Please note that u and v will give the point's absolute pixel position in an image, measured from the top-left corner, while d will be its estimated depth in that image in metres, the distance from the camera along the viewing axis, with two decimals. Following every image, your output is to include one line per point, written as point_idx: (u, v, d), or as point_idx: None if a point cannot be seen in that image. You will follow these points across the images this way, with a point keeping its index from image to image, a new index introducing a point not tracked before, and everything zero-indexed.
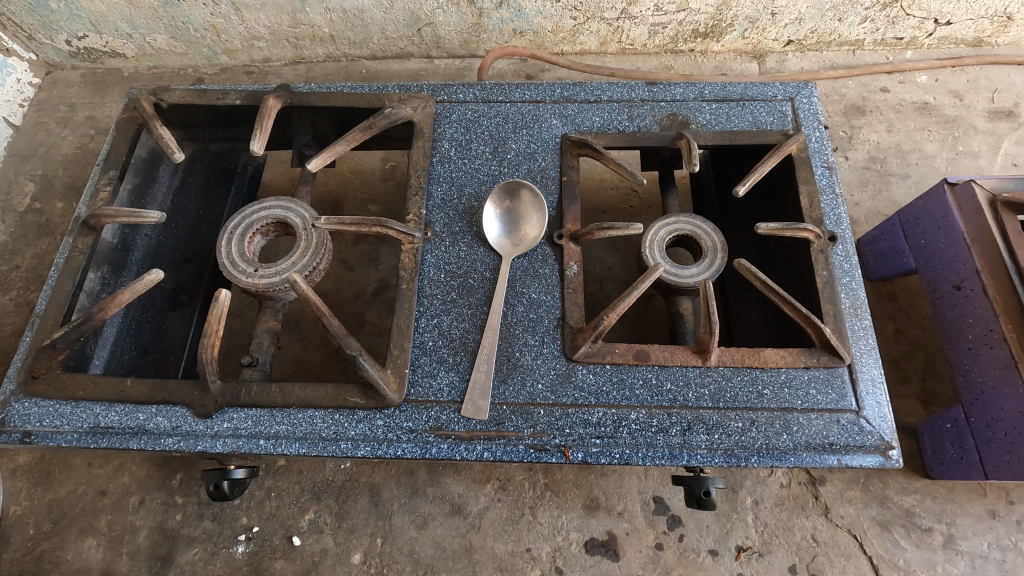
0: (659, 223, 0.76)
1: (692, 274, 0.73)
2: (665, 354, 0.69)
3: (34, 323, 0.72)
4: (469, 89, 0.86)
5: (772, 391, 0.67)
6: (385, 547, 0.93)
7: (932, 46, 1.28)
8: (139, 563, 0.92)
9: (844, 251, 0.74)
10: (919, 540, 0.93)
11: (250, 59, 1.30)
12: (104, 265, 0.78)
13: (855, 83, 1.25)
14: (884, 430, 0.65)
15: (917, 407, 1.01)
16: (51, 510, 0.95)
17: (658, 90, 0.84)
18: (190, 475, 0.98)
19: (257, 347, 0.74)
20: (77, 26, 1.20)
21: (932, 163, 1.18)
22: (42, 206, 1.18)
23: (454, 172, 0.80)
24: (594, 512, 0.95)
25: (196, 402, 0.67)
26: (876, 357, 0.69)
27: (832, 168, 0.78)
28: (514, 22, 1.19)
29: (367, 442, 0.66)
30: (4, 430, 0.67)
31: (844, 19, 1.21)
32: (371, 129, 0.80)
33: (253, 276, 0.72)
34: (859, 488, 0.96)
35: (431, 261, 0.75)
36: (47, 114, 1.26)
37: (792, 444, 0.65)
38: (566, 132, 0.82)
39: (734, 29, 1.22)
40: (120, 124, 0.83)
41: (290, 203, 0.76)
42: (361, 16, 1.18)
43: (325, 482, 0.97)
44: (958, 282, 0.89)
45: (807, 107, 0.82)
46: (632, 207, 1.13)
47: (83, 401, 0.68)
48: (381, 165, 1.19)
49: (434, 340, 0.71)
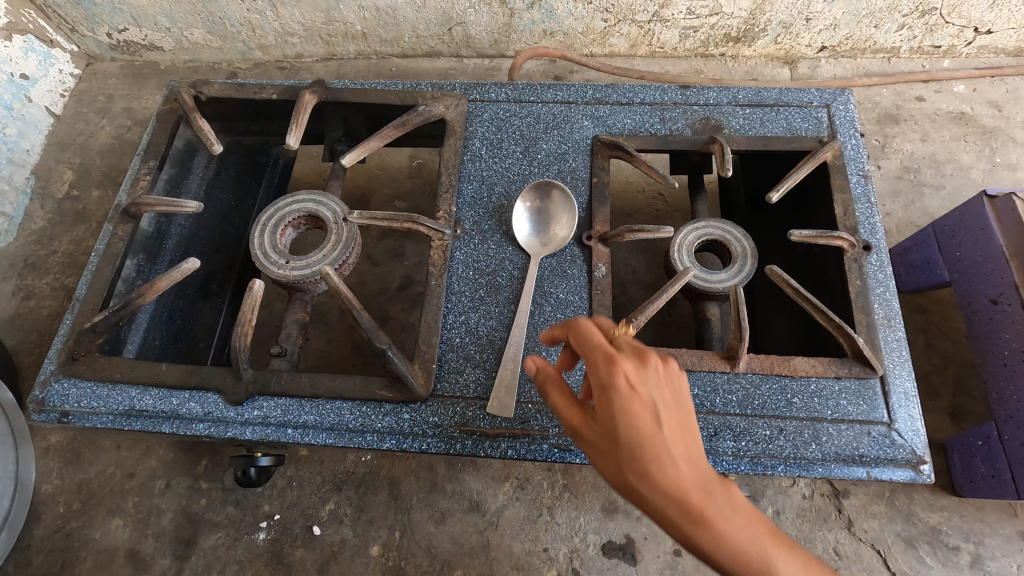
0: (689, 227, 0.76)
1: (721, 279, 0.72)
2: (694, 359, 0.68)
3: (75, 306, 0.74)
4: (501, 88, 0.86)
5: (801, 400, 0.66)
6: (404, 540, 0.94)
7: (970, 55, 1.25)
8: (164, 545, 0.94)
9: (879, 260, 0.72)
10: (945, 558, 0.91)
11: (283, 55, 1.32)
12: (141, 252, 0.80)
13: (889, 91, 1.23)
14: (916, 444, 0.64)
15: (946, 423, 0.99)
16: (81, 489, 0.98)
17: (691, 94, 0.83)
18: (215, 461, 1.00)
19: (286, 337, 0.74)
20: (118, 19, 1.23)
21: (967, 174, 1.16)
22: (80, 193, 1.21)
23: (485, 171, 0.81)
24: (612, 515, 0.95)
25: (228, 388, 0.69)
26: (909, 370, 0.67)
27: (867, 176, 0.77)
28: (545, 22, 1.19)
29: (393, 435, 0.67)
30: (45, 408, 0.70)
31: (880, 26, 1.18)
32: (404, 126, 0.81)
33: (284, 267, 0.73)
34: (884, 502, 0.94)
35: (460, 258, 0.76)
36: (87, 105, 1.29)
37: (820, 454, 0.64)
38: (597, 133, 0.82)
39: (767, 34, 1.21)
40: (161, 116, 0.85)
41: (322, 197, 0.77)
42: (394, 15, 1.19)
43: (346, 473, 0.99)
44: (994, 295, 0.87)
45: (842, 114, 0.81)
46: (658, 210, 1.12)
47: (120, 383, 0.70)
48: (408, 162, 1.21)
49: (462, 337, 0.72)
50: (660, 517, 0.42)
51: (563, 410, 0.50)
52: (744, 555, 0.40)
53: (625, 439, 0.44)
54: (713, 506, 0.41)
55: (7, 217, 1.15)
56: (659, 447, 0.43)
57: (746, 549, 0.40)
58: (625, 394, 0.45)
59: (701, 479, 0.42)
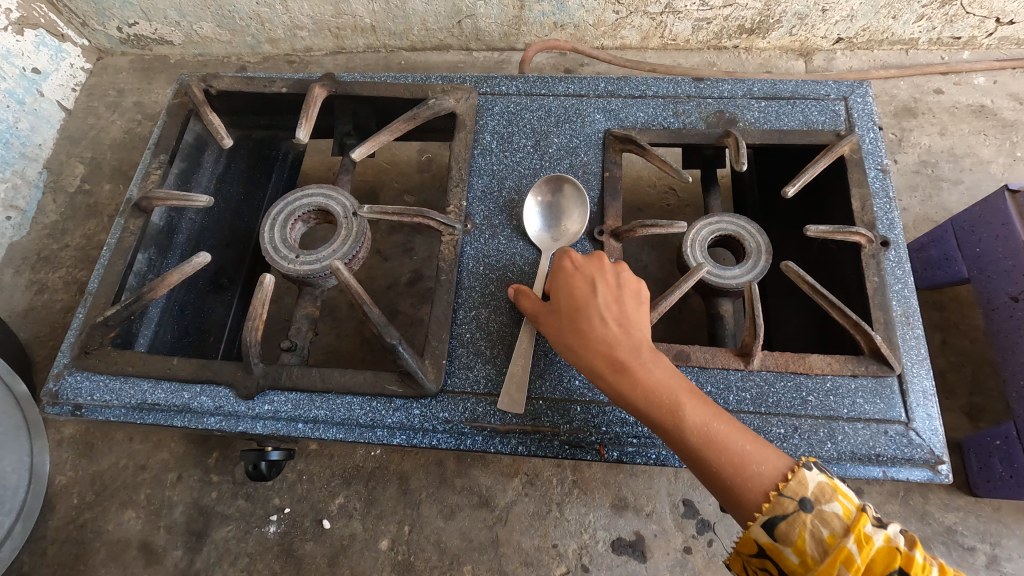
0: (702, 222, 0.75)
1: (735, 275, 0.71)
2: (707, 356, 0.68)
3: (87, 300, 0.75)
4: (512, 81, 0.85)
5: (816, 398, 0.65)
6: (413, 535, 0.94)
7: (991, 47, 1.23)
8: (176, 537, 0.95)
9: (897, 256, 0.71)
10: (961, 559, 0.89)
11: (292, 48, 1.32)
12: (151, 246, 0.80)
13: (907, 83, 1.21)
14: (934, 444, 0.63)
15: (962, 422, 0.97)
16: (94, 481, 0.99)
17: (706, 86, 0.82)
18: (226, 454, 1.00)
19: (297, 332, 0.74)
20: (128, 13, 1.23)
21: (987, 169, 1.13)
22: (91, 187, 1.22)
23: (495, 165, 0.80)
24: (622, 512, 0.95)
25: (239, 382, 0.69)
26: (927, 368, 0.66)
27: (886, 170, 0.76)
28: (556, 15, 1.17)
29: (403, 431, 0.67)
30: (58, 401, 0.70)
31: (899, 17, 1.16)
32: (414, 119, 0.80)
33: (294, 262, 0.72)
34: (898, 502, 0.93)
35: (470, 253, 0.75)
36: (98, 99, 1.30)
37: (836, 453, 0.63)
38: (609, 127, 0.81)
39: (781, 26, 1.19)
40: (171, 110, 0.85)
41: (331, 191, 0.77)
42: (403, 7, 1.18)
43: (355, 467, 0.99)
44: (1016, 293, 0.86)
45: (860, 107, 0.79)
46: (669, 205, 1.11)
47: (132, 377, 0.70)
48: (417, 156, 1.20)
49: (472, 332, 0.71)
50: (594, 360, 0.60)
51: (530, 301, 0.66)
52: (655, 395, 0.57)
53: (573, 308, 0.63)
54: (636, 361, 0.59)
55: (20, 211, 1.16)
56: (592, 306, 0.63)
57: (654, 383, 0.57)
58: (574, 278, 0.65)
59: (628, 342, 0.61)
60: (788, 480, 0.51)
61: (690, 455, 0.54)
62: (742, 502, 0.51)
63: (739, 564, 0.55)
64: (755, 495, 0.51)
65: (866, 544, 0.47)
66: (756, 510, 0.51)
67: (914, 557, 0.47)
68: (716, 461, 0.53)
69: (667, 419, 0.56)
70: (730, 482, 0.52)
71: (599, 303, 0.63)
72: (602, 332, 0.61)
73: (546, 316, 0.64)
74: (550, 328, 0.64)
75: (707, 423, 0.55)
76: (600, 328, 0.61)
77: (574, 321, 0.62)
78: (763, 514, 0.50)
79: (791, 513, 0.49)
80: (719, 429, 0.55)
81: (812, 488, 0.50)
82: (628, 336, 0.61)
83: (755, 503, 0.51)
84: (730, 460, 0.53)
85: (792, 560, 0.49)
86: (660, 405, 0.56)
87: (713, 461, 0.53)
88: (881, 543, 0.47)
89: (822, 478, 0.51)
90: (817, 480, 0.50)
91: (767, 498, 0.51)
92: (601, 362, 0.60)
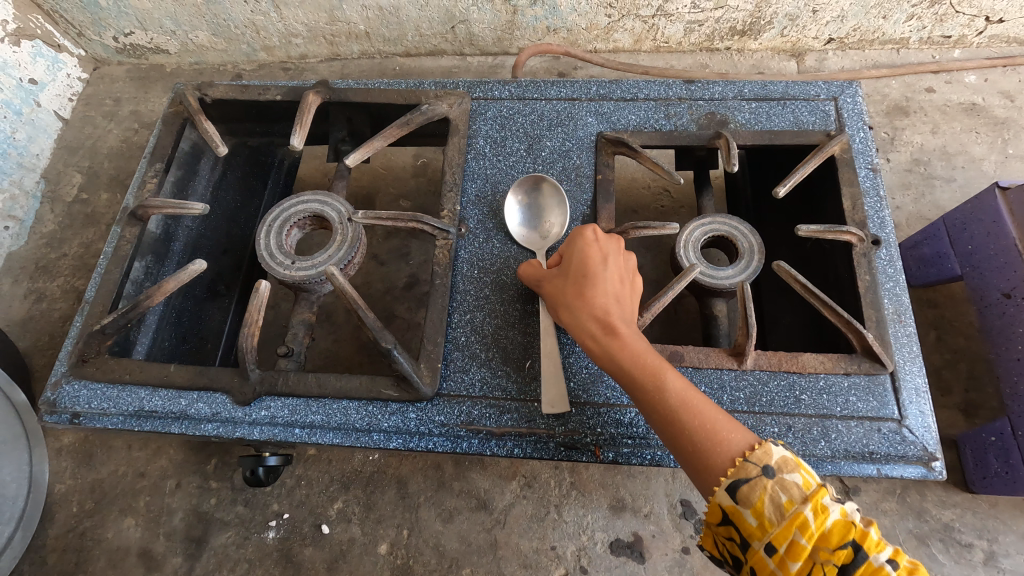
0: (695, 223, 0.75)
1: (728, 275, 0.72)
2: (700, 356, 0.68)
3: (84, 308, 0.75)
4: (505, 86, 0.86)
5: (809, 396, 0.65)
6: (412, 538, 0.94)
7: (981, 45, 1.23)
8: (175, 544, 0.95)
9: (888, 255, 0.71)
10: (958, 555, 0.90)
11: (287, 56, 1.32)
12: (148, 254, 0.80)
13: (898, 83, 1.22)
14: (927, 440, 0.63)
15: (958, 419, 0.98)
16: (93, 489, 0.99)
17: (696, 89, 0.83)
18: (225, 460, 1.01)
19: (293, 337, 0.74)
20: (124, 23, 1.24)
21: (979, 166, 1.14)
22: (88, 196, 1.22)
23: (488, 169, 0.81)
24: (620, 513, 0.95)
25: (236, 389, 0.69)
26: (919, 366, 0.67)
27: (876, 169, 0.76)
28: (549, 19, 1.18)
29: (399, 434, 0.67)
30: (56, 410, 0.71)
31: (889, 17, 1.16)
32: (408, 125, 0.81)
33: (289, 268, 0.73)
34: (895, 499, 0.94)
35: (465, 257, 0.76)
36: (94, 109, 1.30)
37: (829, 451, 0.63)
38: (602, 130, 0.82)
39: (773, 27, 1.20)
40: (167, 119, 0.86)
41: (327, 198, 0.77)
42: (397, 14, 1.19)
43: (354, 472, 0.99)
44: (1008, 290, 0.86)
45: (851, 107, 0.80)
46: (663, 207, 1.11)
47: (129, 384, 0.71)
48: (413, 161, 1.21)
49: (467, 336, 0.72)
50: (588, 323, 0.62)
51: (537, 266, 0.69)
52: (641, 360, 0.59)
53: (580, 273, 0.65)
54: (627, 330, 0.61)
55: (18, 221, 1.17)
56: (598, 275, 0.64)
57: (643, 351, 0.59)
58: (589, 246, 0.67)
59: (623, 314, 0.63)
60: (755, 453, 0.51)
61: (664, 418, 0.55)
62: (709, 466, 0.52)
63: (710, 542, 0.54)
64: (724, 460, 0.52)
65: (823, 513, 0.46)
66: (721, 476, 0.51)
67: (869, 532, 0.46)
68: (689, 425, 0.54)
69: (650, 382, 0.57)
70: (699, 446, 0.53)
71: (602, 273, 0.64)
72: (600, 299, 0.63)
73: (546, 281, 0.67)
74: (548, 292, 0.66)
75: (688, 393, 0.56)
76: (599, 296, 0.63)
77: (574, 286, 0.64)
78: (728, 478, 0.50)
79: (754, 477, 0.49)
80: (698, 400, 0.56)
81: (777, 459, 0.50)
82: (624, 309, 0.63)
83: (721, 468, 0.51)
84: (704, 427, 0.54)
85: (751, 523, 0.48)
86: (642, 369, 0.58)
87: (685, 426, 0.54)
88: (837, 516, 0.47)
89: (786, 452, 0.51)
90: (781, 452, 0.50)
91: (732, 465, 0.51)
92: (593, 326, 0.62)
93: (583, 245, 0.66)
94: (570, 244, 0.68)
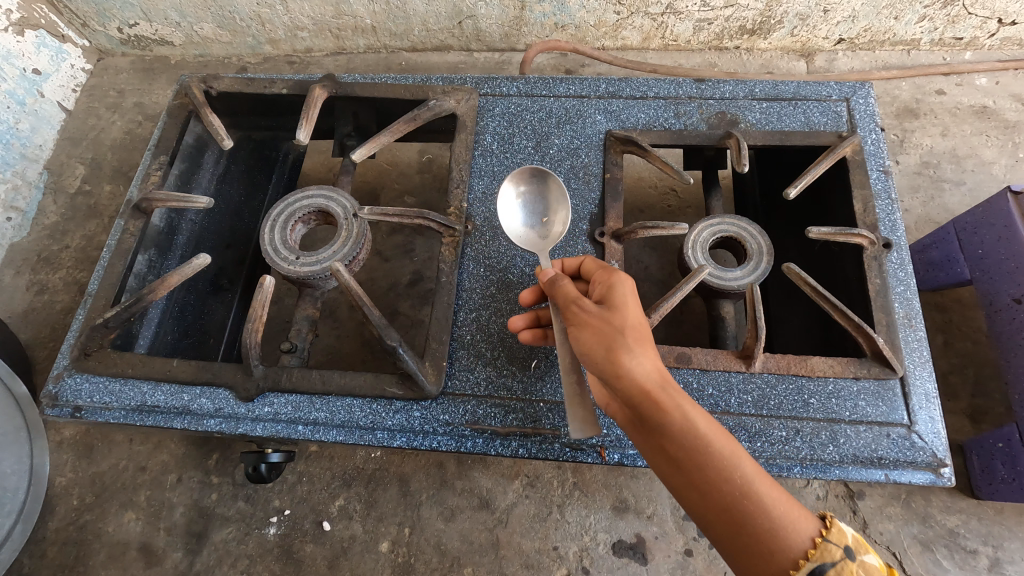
0: (703, 223, 0.74)
1: (737, 276, 0.71)
2: (708, 358, 0.67)
3: (87, 301, 0.75)
4: (513, 82, 0.85)
5: (818, 400, 0.65)
6: (413, 537, 0.94)
7: (993, 47, 1.22)
8: (175, 539, 0.95)
9: (899, 258, 0.71)
10: (963, 562, 0.89)
11: (292, 49, 1.31)
12: (151, 248, 0.80)
13: (908, 84, 1.21)
14: (937, 446, 0.63)
15: (964, 424, 0.97)
16: (94, 483, 0.99)
17: (707, 88, 0.82)
18: (226, 456, 1.00)
19: (296, 333, 0.74)
20: (129, 14, 1.23)
21: (989, 170, 1.13)
22: (91, 188, 1.21)
23: (495, 166, 0.80)
24: (622, 514, 0.94)
25: (239, 384, 0.69)
26: (930, 371, 0.66)
27: (888, 171, 0.75)
28: (557, 15, 1.17)
29: (403, 433, 0.67)
30: (57, 403, 0.70)
31: (901, 17, 1.15)
32: (415, 120, 0.80)
33: (294, 263, 0.72)
34: (900, 504, 0.93)
35: (471, 255, 0.75)
36: (98, 100, 1.30)
37: (838, 456, 0.62)
38: (611, 128, 0.81)
39: (783, 27, 1.19)
40: (172, 111, 0.85)
41: (332, 192, 0.77)
42: (404, 8, 1.18)
43: (356, 469, 0.99)
44: (1018, 295, 0.86)
45: (862, 108, 0.79)
46: (670, 206, 1.11)
47: (131, 378, 0.70)
48: (418, 157, 1.20)
49: (473, 334, 0.71)
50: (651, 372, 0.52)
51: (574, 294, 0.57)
52: (710, 422, 0.51)
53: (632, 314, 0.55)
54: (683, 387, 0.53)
55: (20, 212, 1.16)
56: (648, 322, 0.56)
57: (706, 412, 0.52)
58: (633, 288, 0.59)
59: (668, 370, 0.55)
60: (832, 531, 0.47)
61: (742, 491, 0.47)
62: (789, 547, 0.46)
63: None
64: (802, 540, 0.46)
65: None
66: (801, 558, 0.46)
67: None
68: (768, 501, 0.48)
69: (724, 449, 0.49)
70: (774, 525, 0.47)
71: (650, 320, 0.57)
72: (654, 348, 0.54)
73: (596, 311, 0.54)
74: (598, 324, 0.53)
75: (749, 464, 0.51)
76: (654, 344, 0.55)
77: (631, 327, 0.54)
78: (811, 561, 0.46)
79: (839, 560, 0.46)
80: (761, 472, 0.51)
81: (851, 538, 0.48)
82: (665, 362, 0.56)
83: (801, 549, 0.46)
84: (781, 503, 0.48)
85: None
86: (712, 432, 0.50)
87: (764, 501, 0.47)
88: None
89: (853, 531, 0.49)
90: (851, 531, 0.48)
91: (813, 545, 0.46)
92: (656, 375, 0.52)
93: (636, 284, 0.58)
94: (617, 279, 0.58)
